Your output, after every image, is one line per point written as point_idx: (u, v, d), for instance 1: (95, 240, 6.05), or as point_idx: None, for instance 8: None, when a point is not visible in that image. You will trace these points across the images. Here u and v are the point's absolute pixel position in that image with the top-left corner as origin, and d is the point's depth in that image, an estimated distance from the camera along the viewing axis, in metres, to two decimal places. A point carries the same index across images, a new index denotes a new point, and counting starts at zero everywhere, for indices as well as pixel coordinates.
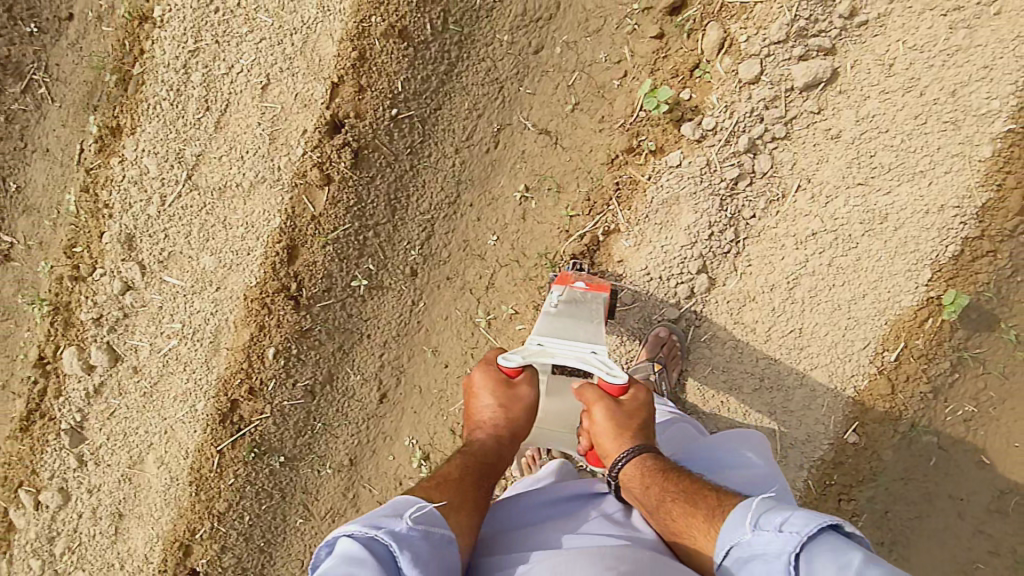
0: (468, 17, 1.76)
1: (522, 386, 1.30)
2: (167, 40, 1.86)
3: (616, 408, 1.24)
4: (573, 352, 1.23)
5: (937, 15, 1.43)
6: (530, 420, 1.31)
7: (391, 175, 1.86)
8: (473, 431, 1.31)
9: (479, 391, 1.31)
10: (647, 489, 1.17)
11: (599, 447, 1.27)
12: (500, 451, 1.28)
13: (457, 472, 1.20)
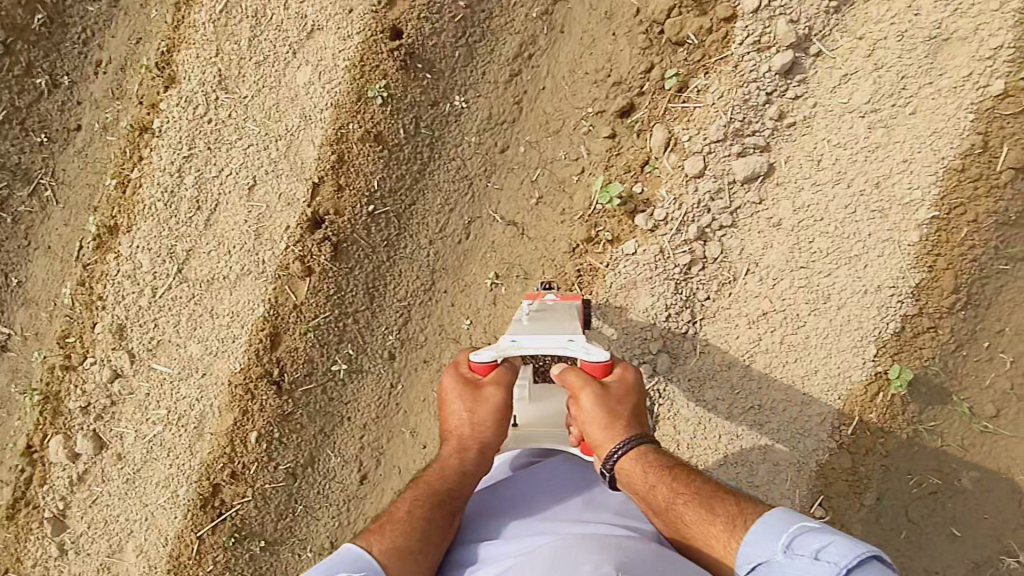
0: (438, 122, 1.93)
1: (487, 391, 1.38)
2: (164, 147, 2.02)
3: (604, 396, 1.31)
4: (543, 344, 1.30)
5: (857, 116, 1.57)
6: (497, 428, 1.38)
7: (369, 265, 1.98)
8: (446, 438, 1.41)
9: (449, 398, 1.40)
10: (651, 488, 1.26)
11: (591, 439, 1.32)
12: (465, 465, 1.37)
13: (404, 510, 1.26)
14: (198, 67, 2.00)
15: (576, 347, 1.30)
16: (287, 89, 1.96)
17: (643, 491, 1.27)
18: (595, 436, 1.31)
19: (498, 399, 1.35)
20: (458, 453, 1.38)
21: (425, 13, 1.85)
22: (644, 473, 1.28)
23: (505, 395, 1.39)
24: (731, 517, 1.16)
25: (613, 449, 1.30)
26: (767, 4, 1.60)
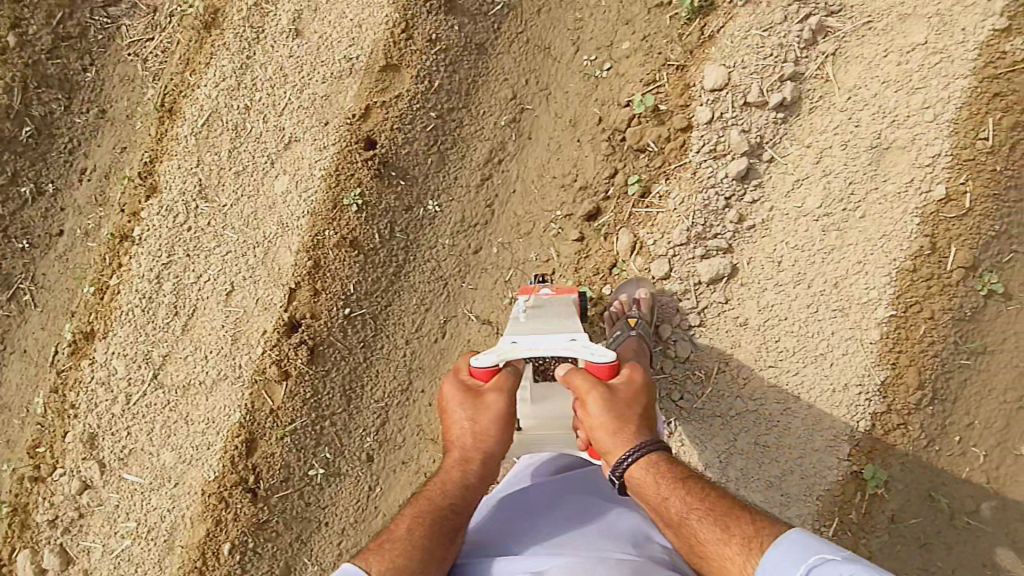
0: (412, 226, 1.99)
1: (489, 398, 1.32)
2: (143, 255, 2.05)
3: (612, 400, 1.26)
4: (545, 345, 1.33)
5: (811, 220, 1.64)
6: (501, 436, 1.32)
7: (345, 367, 2.00)
8: (450, 449, 1.36)
9: (450, 406, 1.36)
10: (663, 499, 1.22)
11: (599, 443, 1.28)
12: (467, 478, 1.32)
13: (404, 528, 1.23)
14: (179, 177, 2.06)
15: (578, 347, 1.34)
16: (265, 197, 2.01)
17: (654, 502, 1.23)
18: (604, 440, 1.27)
19: (500, 406, 1.29)
20: (460, 466, 1.33)
21: (398, 124, 1.95)
22: (656, 484, 1.23)
23: (509, 401, 1.32)
24: (747, 537, 1.13)
25: (622, 456, 1.26)
26: (719, 116, 1.70)
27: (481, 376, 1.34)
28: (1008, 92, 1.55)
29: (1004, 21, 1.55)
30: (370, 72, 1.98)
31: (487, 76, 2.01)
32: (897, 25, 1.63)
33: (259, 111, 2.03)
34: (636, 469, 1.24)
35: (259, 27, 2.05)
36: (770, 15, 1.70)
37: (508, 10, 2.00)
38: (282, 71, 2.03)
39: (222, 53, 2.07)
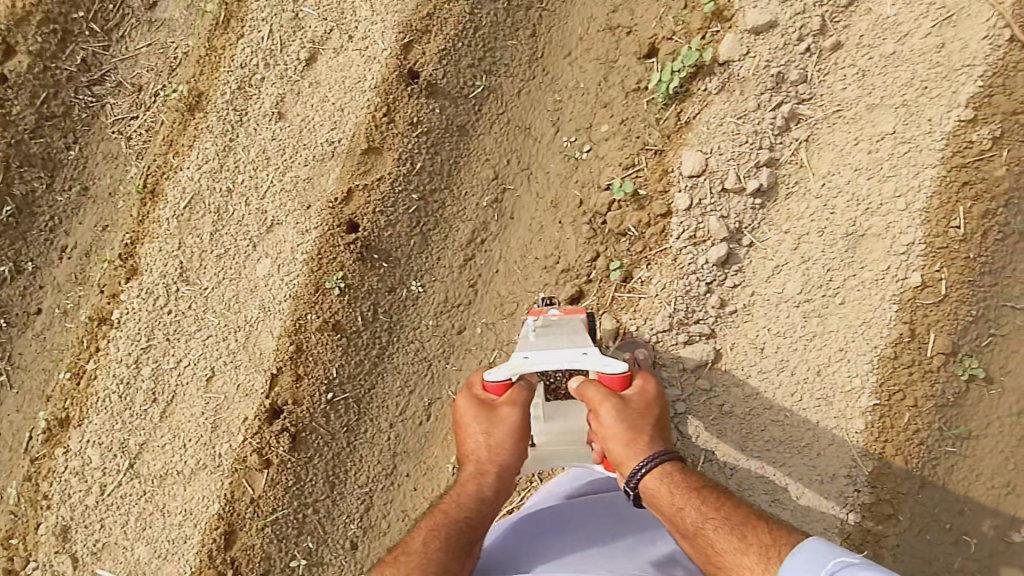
0: (396, 307, 1.99)
1: (502, 412, 1.43)
2: (121, 339, 2.02)
3: (625, 411, 1.35)
4: (557, 358, 1.33)
5: (792, 307, 1.66)
6: (514, 450, 1.44)
7: (329, 452, 1.97)
8: (466, 462, 1.50)
9: (466, 422, 1.48)
10: (678, 510, 1.31)
11: (614, 453, 1.36)
12: (482, 491, 1.46)
13: (422, 540, 1.40)
14: (160, 260, 2.03)
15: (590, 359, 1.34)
16: (248, 280, 2.00)
17: (670, 512, 1.32)
18: (619, 451, 1.35)
19: (511, 422, 1.40)
20: (475, 480, 1.47)
21: (380, 206, 1.95)
22: (671, 495, 1.32)
23: (521, 414, 1.43)
24: (765, 545, 1.22)
25: (637, 466, 1.34)
26: (698, 202, 1.71)
27: (494, 391, 1.46)
28: (977, 181, 1.60)
29: (970, 112, 1.60)
30: (352, 155, 1.99)
31: (469, 157, 2.03)
32: (867, 114, 1.68)
33: (242, 193, 2.03)
34: (651, 479, 1.33)
35: (242, 110, 2.07)
36: (744, 103, 1.74)
37: (488, 91, 2.04)
38: (265, 153, 2.04)
39: (205, 135, 2.08)
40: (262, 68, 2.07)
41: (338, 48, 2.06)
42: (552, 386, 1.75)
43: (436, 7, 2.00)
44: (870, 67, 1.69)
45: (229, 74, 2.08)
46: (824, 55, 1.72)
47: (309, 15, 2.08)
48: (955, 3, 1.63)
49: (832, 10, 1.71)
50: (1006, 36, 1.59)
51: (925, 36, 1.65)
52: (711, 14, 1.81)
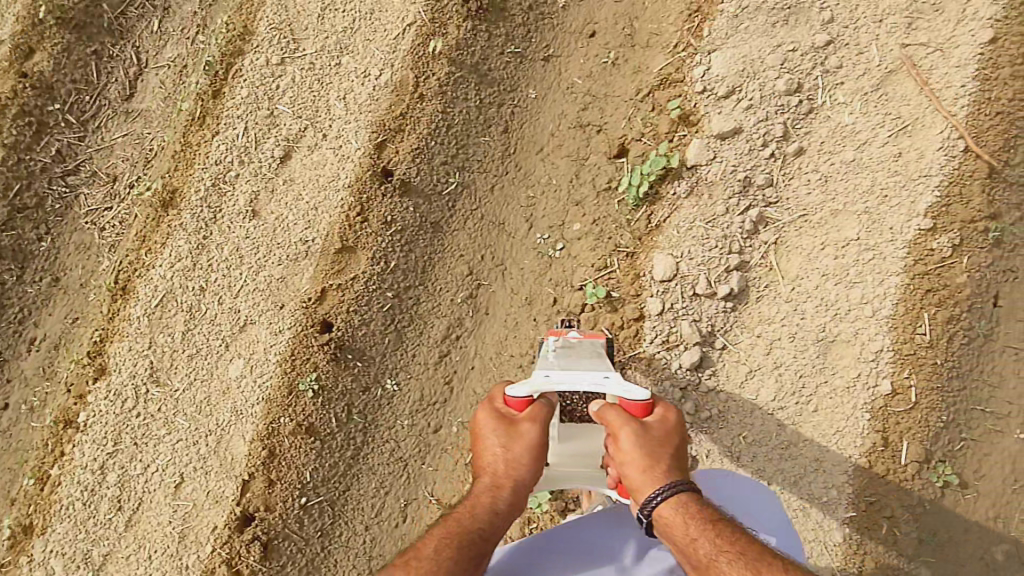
0: (370, 406, 1.96)
1: (523, 426, 1.33)
2: (87, 443, 1.96)
3: (643, 436, 1.26)
4: (577, 379, 1.31)
5: (766, 413, 1.68)
6: (532, 466, 1.32)
7: (302, 559, 1.91)
8: (479, 476, 1.34)
9: (483, 432, 1.36)
10: (691, 541, 1.19)
11: (629, 479, 1.27)
12: (496, 504, 1.29)
13: (430, 548, 1.21)
14: (129, 360, 1.97)
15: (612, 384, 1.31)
16: (219, 380, 1.95)
17: (682, 543, 1.20)
18: (634, 477, 1.26)
19: (533, 435, 1.30)
20: (489, 493, 1.30)
21: (354, 304, 1.95)
22: (685, 525, 1.21)
23: (542, 431, 1.33)
24: None
25: (652, 493, 1.24)
26: (669, 307, 1.73)
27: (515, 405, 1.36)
28: (940, 288, 1.64)
29: (928, 221, 1.66)
30: (326, 254, 1.98)
31: (443, 253, 2.04)
32: (831, 218, 1.73)
33: (214, 292, 1.99)
34: (664, 507, 1.22)
35: (216, 206, 2.07)
36: (712, 207, 1.77)
37: (461, 187, 2.07)
38: (238, 250, 2.02)
39: (178, 232, 2.06)
40: (237, 165, 2.10)
41: (312, 145, 2.08)
42: (568, 407, 1.91)
43: (409, 106, 2.05)
44: (832, 172, 1.75)
45: (204, 171, 2.10)
46: (788, 160, 1.79)
47: (283, 112, 2.13)
48: (910, 114, 1.73)
49: (794, 118, 1.80)
50: (959, 146, 1.68)
51: (882, 145, 1.73)
52: (678, 118, 1.87)
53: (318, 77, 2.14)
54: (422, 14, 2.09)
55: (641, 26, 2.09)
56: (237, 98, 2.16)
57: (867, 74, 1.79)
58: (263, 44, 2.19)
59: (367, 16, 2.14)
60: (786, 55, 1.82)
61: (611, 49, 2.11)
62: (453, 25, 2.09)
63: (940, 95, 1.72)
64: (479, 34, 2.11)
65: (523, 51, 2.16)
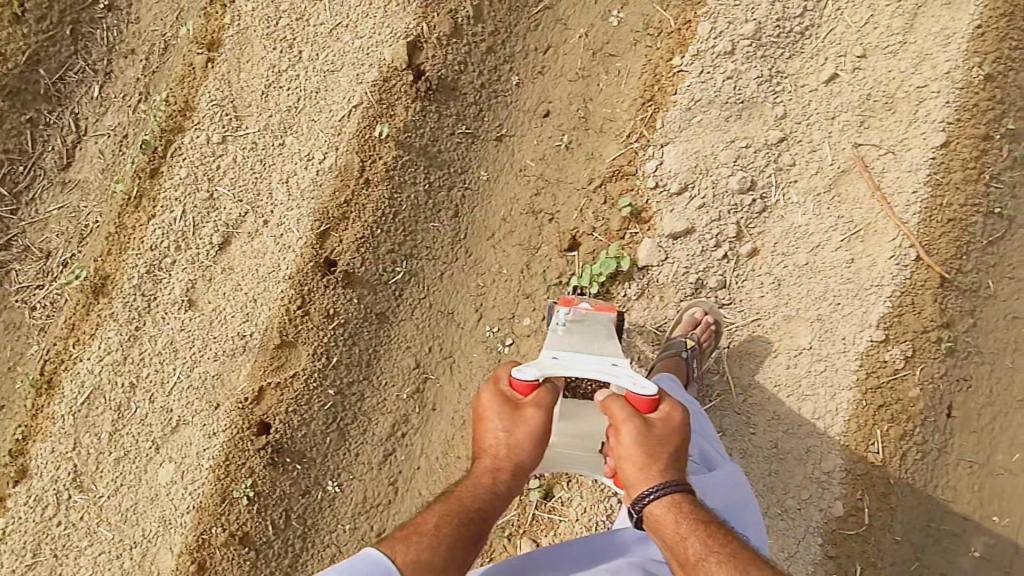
0: (310, 509, 1.87)
1: (528, 412, 1.26)
2: (5, 553, 1.84)
3: (645, 434, 1.19)
4: (587, 366, 1.25)
5: None
6: (535, 452, 1.26)
7: None
8: (480, 456, 1.29)
9: (486, 412, 1.29)
10: (682, 541, 1.16)
11: (625, 474, 1.22)
12: (496, 487, 1.26)
13: (430, 526, 1.20)
14: (51, 464, 1.86)
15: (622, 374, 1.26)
16: (148, 487, 1.84)
17: (673, 542, 1.17)
18: (630, 473, 1.20)
19: (538, 424, 1.23)
20: (491, 474, 1.27)
21: (293, 404, 1.85)
22: (678, 525, 1.17)
23: (547, 418, 1.27)
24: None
25: (647, 490, 1.19)
26: None
27: (520, 387, 1.28)
28: (892, 402, 1.61)
29: (881, 332, 1.62)
30: (264, 349, 1.89)
31: (389, 345, 1.97)
32: (784, 324, 1.68)
33: (145, 389, 1.88)
34: (657, 506, 1.18)
35: (150, 295, 1.96)
36: (663, 311, 1.77)
37: (409, 275, 2.00)
38: (172, 343, 1.91)
39: (108, 323, 1.94)
40: (173, 251, 2.00)
41: (253, 232, 1.99)
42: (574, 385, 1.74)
43: (353, 192, 1.97)
44: (785, 276, 1.71)
45: (138, 258, 2.00)
46: (742, 260, 1.74)
47: (224, 195, 2.04)
48: (862, 217, 1.71)
49: (747, 218, 1.76)
50: (910, 255, 1.65)
51: (835, 250, 1.70)
52: (629, 216, 1.82)
53: (261, 158, 2.05)
54: (368, 96, 2.03)
55: (595, 109, 2.05)
56: (176, 179, 2.06)
57: (818, 173, 1.77)
58: (204, 120, 2.10)
59: (313, 95, 2.07)
60: (737, 152, 1.79)
61: (564, 131, 2.06)
62: (401, 106, 2.02)
63: (892, 199, 1.70)
64: (428, 115, 2.05)
65: (475, 131, 2.11)
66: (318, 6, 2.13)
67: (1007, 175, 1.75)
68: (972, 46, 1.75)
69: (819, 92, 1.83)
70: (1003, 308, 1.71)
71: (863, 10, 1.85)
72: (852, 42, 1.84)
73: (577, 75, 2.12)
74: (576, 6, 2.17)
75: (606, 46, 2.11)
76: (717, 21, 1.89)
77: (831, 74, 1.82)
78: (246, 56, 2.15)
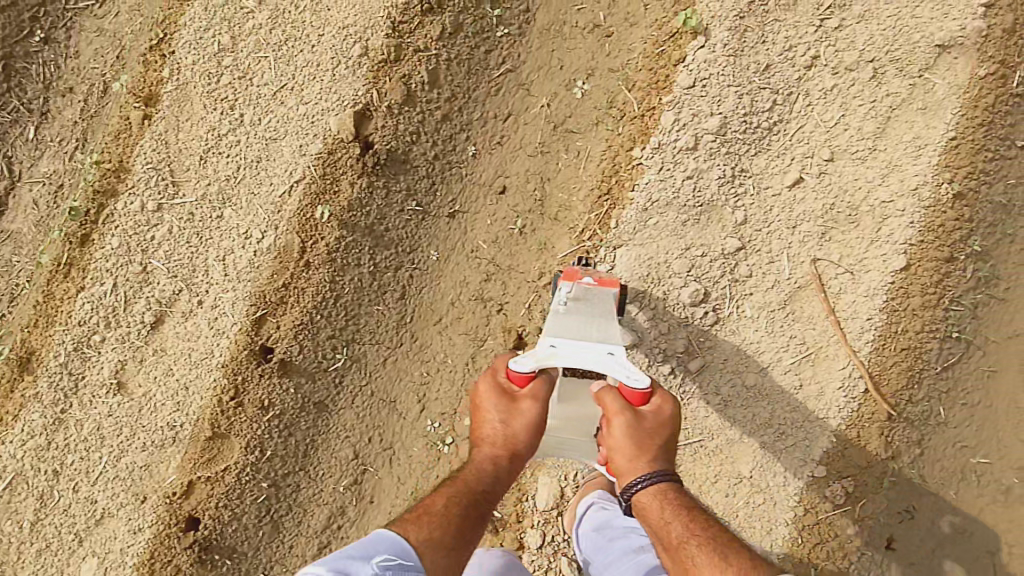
0: None
1: (524, 405, 1.30)
2: None
3: (636, 428, 1.25)
4: (584, 356, 1.25)
5: None
6: (532, 440, 1.31)
7: None
8: (480, 444, 1.34)
9: (485, 403, 1.34)
10: (666, 525, 1.25)
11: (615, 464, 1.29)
12: (498, 471, 1.32)
13: (440, 506, 1.27)
14: None
15: (618, 364, 1.25)
16: None
17: (657, 526, 1.26)
18: (619, 462, 1.28)
19: (533, 416, 1.27)
20: (491, 460, 1.32)
21: (224, 500, 1.80)
22: (662, 511, 1.26)
23: (542, 410, 1.31)
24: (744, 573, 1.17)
25: (635, 478, 1.27)
26: (549, 541, 1.79)
27: (517, 380, 1.31)
28: (828, 538, 1.60)
29: (821, 469, 1.61)
30: (195, 441, 1.82)
31: (328, 435, 1.91)
32: (726, 449, 1.65)
33: (70, 476, 1.82)
34: (644, 494, 1.27)
35: (78, 375, 1.89)
36: None
37: (350, 361, 1.93)
38: (99, 430, 1.84)
39: (32, 404, 1.87)
40: (102, 327, 1.91)
41: (187, 312, 1.90)
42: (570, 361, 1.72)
43: (293, 275, 1.88)
44: (732, 397, 1.66)
45: (65, 334, 1.91)
46: (689, 377, 1.68)
47: (158, 269, 1.93)
48: (814, 340, 1.65)
49: (697, 332, 1.69)
50: (860, 387, 1.61)
51: (784, 373, 1.64)
52: None
53: (198, 230, 1.94)
54: (311, 170, 1.91)
55: (553, 192, 1.95)
56: (108, 248, 1.95)
57: (774, 288, 1.69)
58: (139, 185, 1.98)
59: (254, 164, 1.94)
60: (692, 261, 1.71)
61: (519, 214, 1.97)
62: (346, 182, 1.91)
63: (847, 326, 1.64)
64: (376, 192, 1.94)
65: (426, 207, 2.00)
66: (262, 64, 2.00)
67: (969, 295, 1.68)
68: (945, 160, 1.67)
69: (782, 196, 1.74)
70: (952, 435, 1.66)
71: (835, 108, 1.76)
72: (820, 143, 1.75)
73: (536, 150, 2.00)
74: (540, 72, 2.04)
75: (568, 120, 1.99)
76: (682, 111, 1.77)
77: (796, 178, 1.73)
78: (185, 113, 2.01)
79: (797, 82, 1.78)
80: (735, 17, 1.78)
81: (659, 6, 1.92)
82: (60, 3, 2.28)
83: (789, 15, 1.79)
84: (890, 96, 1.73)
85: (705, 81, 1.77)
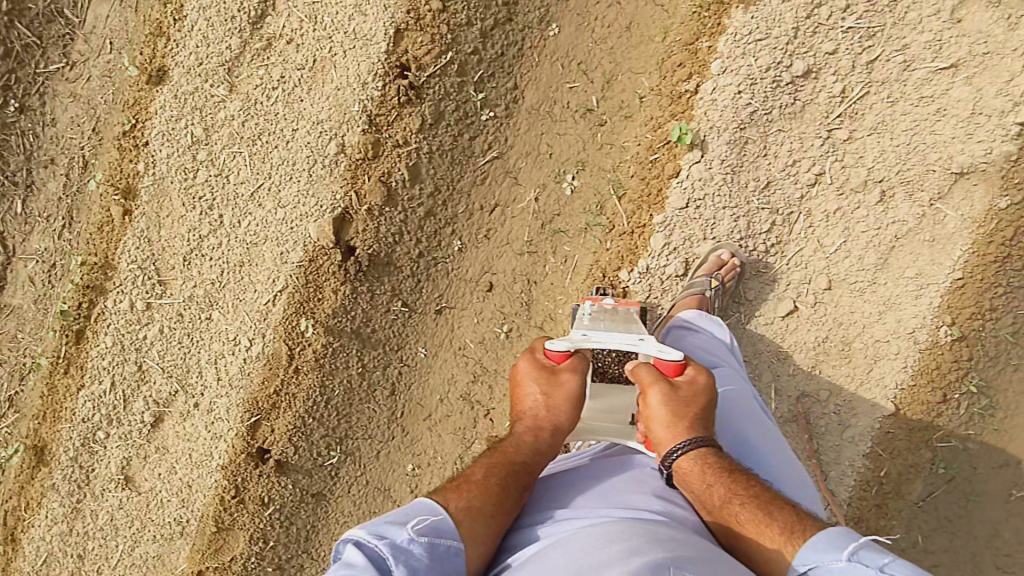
0: None
1: (564, 376, 1.29)
2: None
3: (673, 395, 1.20)
4: (614, 339, 1.26)
5: None
6: (572, 414, 1.27)
7: None
8: (519, 420, 1.30)
9: (524, 381, 1.32)
10: (706, 486, 1.14)
11: (650, 434, 1.22)
12: (540, 444, 1.25)
13: (481, 472, 1.17)
14: None
15: (648, 345, 1.24)
16: None
17: (698, 489, 1.14)
18: (654, 431, 1.20)
19: (574, 385, 1.27)
20: (532, 432, 1.27)
21: None
22: (700, 474, 1.15)
23: (582, 382, 1.30)
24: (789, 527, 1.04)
25: (669, 447, 1.18)
26: None
27: (555, 358, 1.30)
28: None
29: None
30: (202, 534, 1.96)
31: (327, 521, 1.99)
32: None
33: (94, 560, 2.01)
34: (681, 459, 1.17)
35: (88, 468, 2.00)
36: None
37: (344, 456, 1.98)
38: (113, 520, 2.00)
39: (50, 494, 1.99)
40: (105, 425, 1.99)
41: (184, 412, 1.98)
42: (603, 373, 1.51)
43: (283, 381, 1.91)
44: None
45: (71, 430, 1.99)
46: None
47: (152, 368, 1.98)
48: None
49: None
50: None
51: None
52: None
53: (188, 331, 1.97)
54: (294, 279, 1.90)
55: (539, 296, 1.91)
56: (102, 347, 1.98)
57: None
58: (125, 283, 1.98)
59: (237, 268, 1.94)
60: None
61: (506, 316, 1.93)
62: (329, 289, 1.88)
63: (827, 467, 1.69)
64: (360, 296, 1.90)
65: (412, 305, 1.95)
66: (237, 160, 1.94)
67: (959, 432, 1.64)
68: (947, 301, 1.62)
69: (775, 325, 1.71)
70: (925, 561, 1.67)
71: (837, 232, 1.68)
72: (818, 270, 1.69)
73: (524, 248, 1.91)
74: (528, 158, 1.90)
75: (556, 218, 1.88)
76: (674, 233, 1.73)
77: (789, 308, 1.70)
78: (165, 209, 1.97)
79: (798, 201, 1.69)
80: (735, 129, 1.67)
81: (655, 101, 1.79)
82: (29, 67, 2.02)
83: (794, 125, 1.67)
84: (896, 224, 1.65)
85: (698, 202, 1.70)
